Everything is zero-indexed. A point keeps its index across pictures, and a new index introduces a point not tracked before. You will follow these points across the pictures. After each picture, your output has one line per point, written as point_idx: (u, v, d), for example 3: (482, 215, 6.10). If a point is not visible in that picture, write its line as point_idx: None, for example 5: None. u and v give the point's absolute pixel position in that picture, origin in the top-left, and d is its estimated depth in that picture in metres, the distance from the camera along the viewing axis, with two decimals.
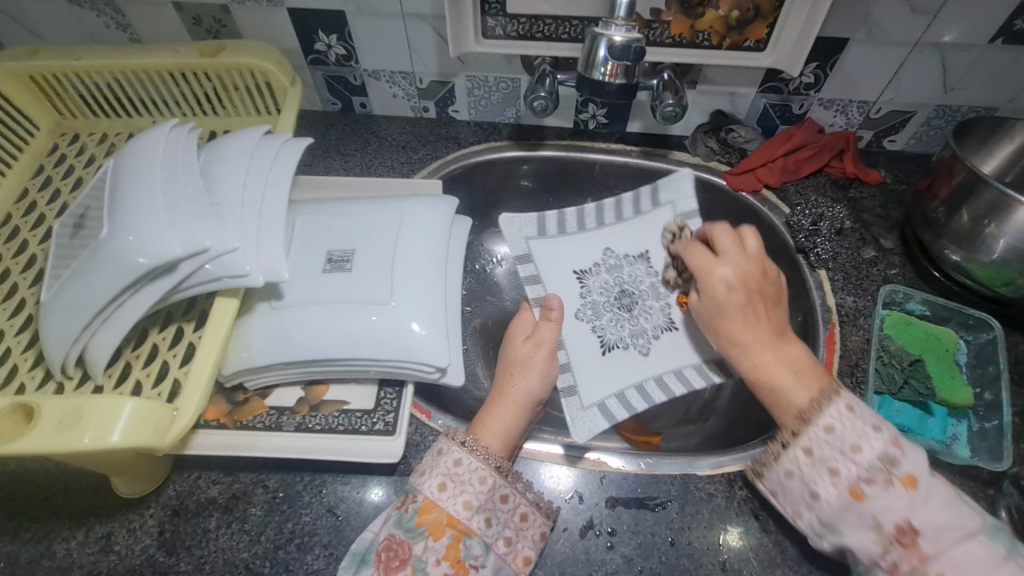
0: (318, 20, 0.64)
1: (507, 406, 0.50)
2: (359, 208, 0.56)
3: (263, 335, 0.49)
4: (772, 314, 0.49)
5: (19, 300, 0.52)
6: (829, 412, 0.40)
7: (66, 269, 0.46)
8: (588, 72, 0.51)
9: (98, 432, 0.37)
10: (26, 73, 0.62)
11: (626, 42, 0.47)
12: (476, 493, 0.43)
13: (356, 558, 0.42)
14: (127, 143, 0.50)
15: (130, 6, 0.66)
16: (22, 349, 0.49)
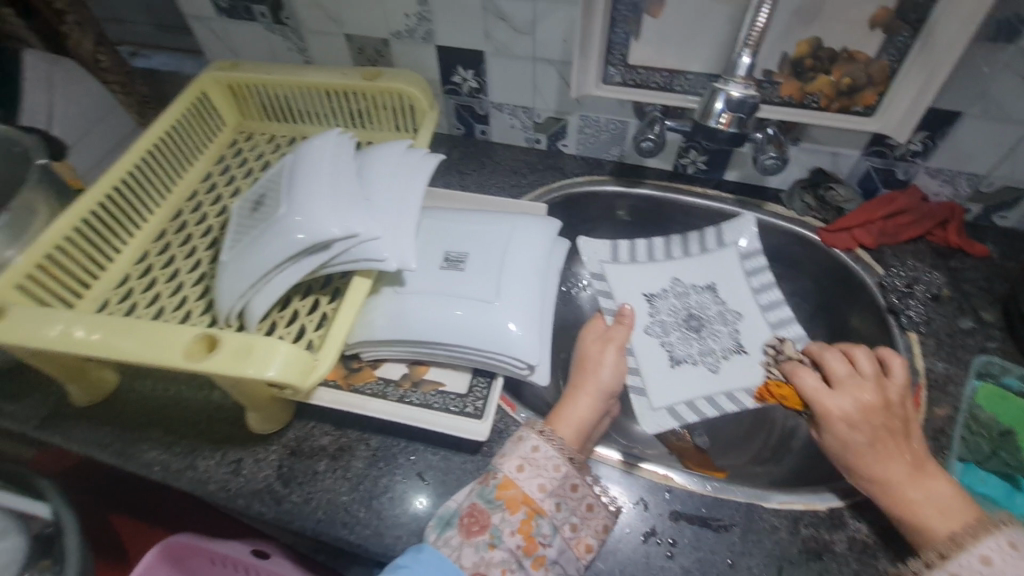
0: (460, 58, 0.75)
1: (585, 401, 0.54)
2: (476, 218, 0.64)
3: (387, 314, 0.57)
4: (905, 448, 0.48)
5: (197, 259, 0.63)
6: (985, 543, 0.40)
7: (243, 237, 0.57)
8: (702, 120, 0.55)
9: (260, 367, 0.45)
10: (227, 81, 0.76)
11: (743, 96, 0.52)
12: (550, 479, 0.47)
13: (441, 521, 0.47)
14: (304, 143, 0.61)
15: (311, 35, 0.80)
16: (196, 298, 0.60)
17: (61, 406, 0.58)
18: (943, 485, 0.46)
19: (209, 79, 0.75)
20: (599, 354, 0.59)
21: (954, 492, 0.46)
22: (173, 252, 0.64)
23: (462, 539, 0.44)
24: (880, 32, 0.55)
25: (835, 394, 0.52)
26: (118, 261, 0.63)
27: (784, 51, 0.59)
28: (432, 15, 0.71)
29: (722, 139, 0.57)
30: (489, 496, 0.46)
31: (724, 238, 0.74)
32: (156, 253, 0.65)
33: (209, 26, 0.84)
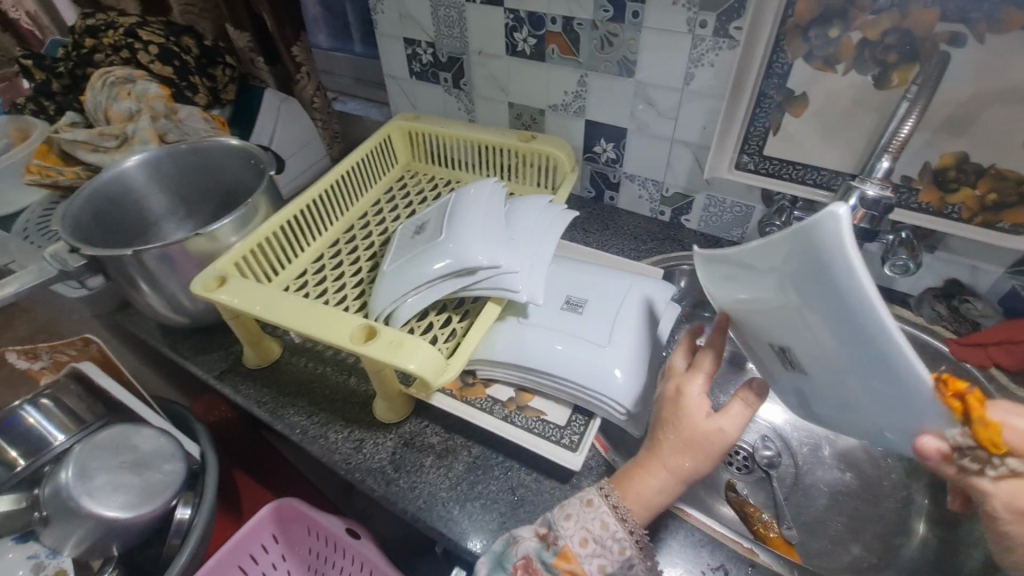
0: (604, 131, 0.85)
1: (664, 471, 0.47)
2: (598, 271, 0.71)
3: (508, 340, 0.64)
4: None
5: (360, 267, 0.76)
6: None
7: (403, 253, 0.68)
8: None
9: (406, 359, 0.53)
10: (408, 128, 0.92)
11: (878, 196, 0.54)
12: (609, 559, 0.46)
13: (494, 563, 0.47)
14: (465, 185, 0.73)
15: (480, 100, 0.95)
16: (354, 297, 0.72)
17: (236, 364, 0.72)
18: None
19: (396, 125, 0.92)
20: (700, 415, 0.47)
21: None
22: (342, 258, 0.78)
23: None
24: None
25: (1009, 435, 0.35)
26: (301, 258, 0.77)
27: (926, 160, 0.61)
28: (588, 94, 0.82)
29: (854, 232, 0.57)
30: (546, 559, 0.46)
31: None
32: (329, 256, 0.79)
33: (401, 85, 1.03)
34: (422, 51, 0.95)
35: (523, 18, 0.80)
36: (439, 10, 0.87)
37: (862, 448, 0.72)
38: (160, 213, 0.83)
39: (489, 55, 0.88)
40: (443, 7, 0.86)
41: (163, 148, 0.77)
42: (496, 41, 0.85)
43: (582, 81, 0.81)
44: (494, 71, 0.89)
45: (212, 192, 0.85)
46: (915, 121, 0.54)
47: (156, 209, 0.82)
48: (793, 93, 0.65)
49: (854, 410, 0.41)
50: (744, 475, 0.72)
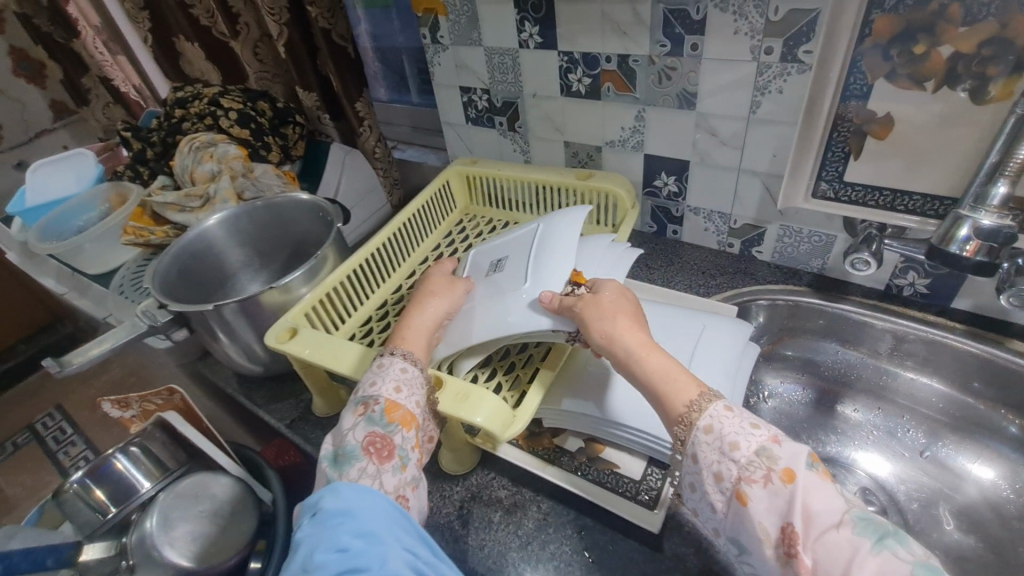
0: (664, 165, 0.82)
1: (428, 314, 0.61)
2: (668, 311, 0.69)
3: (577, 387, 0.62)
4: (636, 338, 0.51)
5: None
6: (701, 440, 0.42)
7: None
8: (940, 246, 0.53)
9: (472, 412, 0.52)
10: (466, 173, 0.94)
11: (997, 225, 0.49)
12: (421, 396, 0.52)
13: (340, 459, 0.46)
14: (526, 227, 0.72)
15: (535, 142, 0.96)
16: None
17: (305, 412, 0.73)
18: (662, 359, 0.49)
19: (454, 171, 0.94)
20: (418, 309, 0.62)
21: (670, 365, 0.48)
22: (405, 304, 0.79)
23: (375, 464, 0.46)
24: None
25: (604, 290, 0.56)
26: (366, 304, 0.78)
27: None
28: (646, 128, 0.80)
29: (966, 268, 0.52)
30: (380, 420, 0.48)
31: (954, 463, 0.68)
32: (393, 302, 0.80)
33: (457, 131, 1.06)
34: (477, 97, 0.97)
35: (577, 59, 0.80)
36: (493, 59, 0.89)
37: (986, 505, 0.65)
38: (235, 267, 0.87)
39: (544, 97, 0.88)
40: (497, 55, 0.88)
41: (240, 205, 0.82)
42: (550, 83, 0.86)
43: (639, 116, 0.80)
44: (549, 112, 0.90)
45: (284, 244, 0.89)
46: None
47: (233, 263, 0.86)
48: (876, 115, 0.61)
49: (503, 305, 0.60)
50: None
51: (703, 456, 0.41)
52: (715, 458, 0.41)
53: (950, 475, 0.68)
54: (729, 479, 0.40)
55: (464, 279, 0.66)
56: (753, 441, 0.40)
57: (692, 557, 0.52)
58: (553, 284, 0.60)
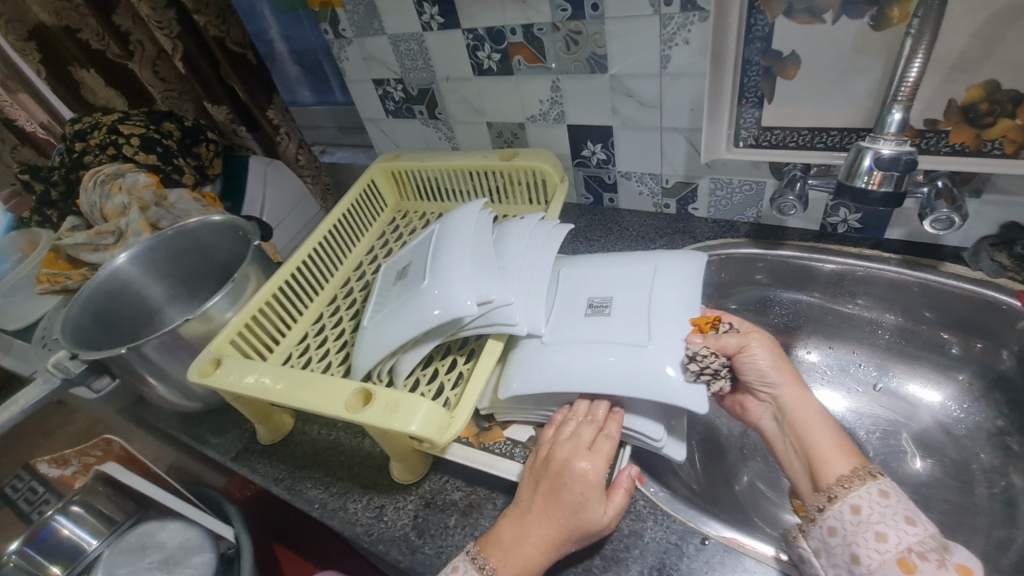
0: (589, 133, 0.80)
1: (550, 519, 0.47)
2: (613, 260, 0.66)
3: (532, 361, 0.57)
4: (808, 414, 0.52)
5: (354, 324, 0.74)
6: (857, 492, 0.44)
7: (387, 306, 0.64)
8: (849, 179, 0.51)
9: (406, 421, 0.50)
10: (390, 169, 0.90)
11: (896, 153, 0.47)
12: None
13: None
14: (447, 216, 0.68)
15: (459, 126, 0.92)
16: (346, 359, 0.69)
17: (250, 442, 0.70)
18: (828, 434, 0.50)
19: (377, 168, 0.89)
20: (580, 491, 0.48)
21: (837, 440, 0.50)
22: (342, 316, 0.76)
23: None
24: None
25: (759, 353, 0.55)
26: (300, 322, 0.74)
27: (951, 97, 0.54)
28: (564, 99, 0.78)
29: (876, 201, 0.50)
30: None
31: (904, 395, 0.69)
32: (328, 315, 0.76)
33: (379, 126, 1.02)
34: (392, 89, 0.93)
35: (483, 35, 0.76)
36: (400, 46, 0.85)
37: (938, 428, 0.66)
38: (160, 300, 0.82)
39: (458, 79, 0.85)
40: (403, 41, 0.84)
41: (151, 237, 0.77)
42: (461, 64, 0.82)
43: (555, 86, 0.77)
44: (465, 94, 0.86)
45: (209, 269, 0.85)
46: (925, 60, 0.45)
47: (156, 297, 0.82)
48: (782, 54, 0.59)
49: (419, 312, 0.58)
50: None
51: (864, 509, 0.43)
52: (881, 520, 0.42)
53: (902, 404, 0.69)
54: (895, 543, 0.41)
55: (614, 419, 0.53)
56: (924, 524, 0.42)
57: (649, 531, 0.51)
58: (460, 278, 0.58)
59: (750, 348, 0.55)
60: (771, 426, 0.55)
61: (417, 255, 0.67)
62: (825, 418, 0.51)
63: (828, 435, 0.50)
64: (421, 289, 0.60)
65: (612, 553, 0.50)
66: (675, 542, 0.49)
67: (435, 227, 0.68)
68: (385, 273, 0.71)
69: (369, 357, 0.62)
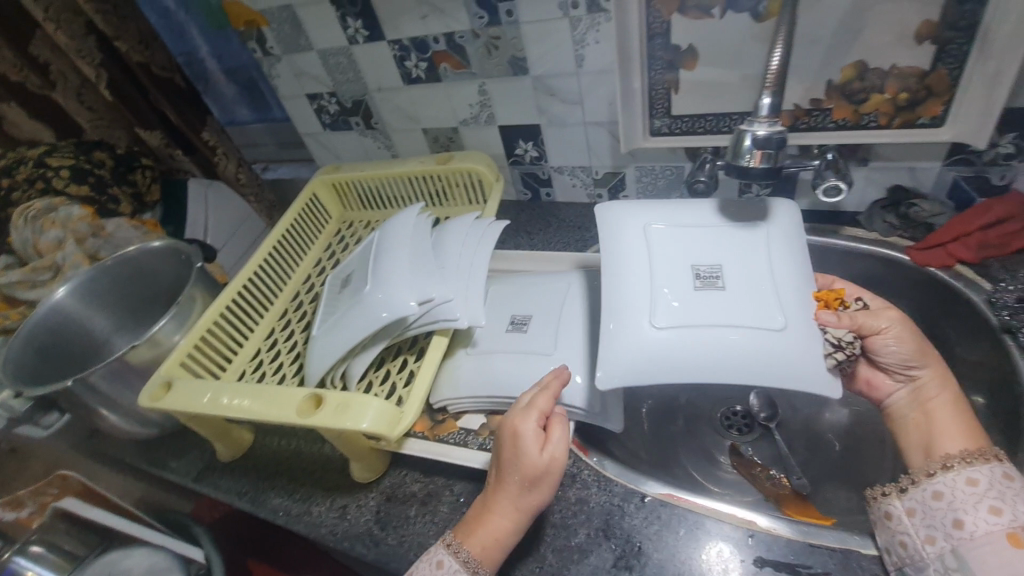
0: (519, 132, 0.84)
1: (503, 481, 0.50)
2: (690, 214, 0.64)
3: (639, 338, 0.54)
4: (938, 399, 0.54)
5: (303, 335, 0.75)
6: (980, 469, 0.46)
7: (333, 315, 0.66)
8: (732, 159, 0.53)
9: (356, 419, 0.52)
10: (330, 181, 0.91)
11: (769, 133, 0.49)
12: None
13: None
14: (387, 223, 0.71)
15: (396, 134, 0.94)
16: (296, 371, 0.71)
17: (211, 461, 0.71)
18: (948, 414, 0.52)
19: (319, 181, 0.90)
20: (516, 447, 0.50)
21: (962, 422, 0.51)
22: (293, 328, 0.77)
23: None
24: (928, 45, 0.54)
25: (886, 327, 0.55)
26: (252, 339, 0.76)
27: (828, 79, 0.60)
28: (492, 102, 0.81)
29: (757, 176, 0.52)
30: None
31: None
32: (280, 329, 0.78)
33: (318, 139, 1.03)
34: (326, 102, 0.95)
35: (408, 46, 0.79)
36: (329, 60, 0.87)
37: None
38: (105, 330, 0.82)
39: (389, 89, 0.87)
40: (331, 55, 0.86)
41: (91, 269, 0.76)
42: (390, 74, 0.85)
43: (483, 90, 0.80)
44: (398, 103, 0.89)
45: (155, 295, 0.85)
46: (784, 47, 0.50)
47: (102, 328, 0.81)
48: (681, 48, 0.64)
49: (364, 317, 0.61)
50: (745, 436, 0.73)
51: (983, 484, 0.45)
52: (997, 496, 0.44)
53: None
54: (1008, 519, 0.42)
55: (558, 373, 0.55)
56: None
57: (594, 497, 0.55)
58: (401, 281, 0.61)
59: (888, 326, 0.55)
60: (898, 404, 0.57)
61: (360, 263, 0.69)
62: (961, 404, 0.53)
63: (960, 415, 0.52)
64: (365, 294, 0.63)
65: (562, 521, 0.53)
66: (617, 503, 0.54)
67: (376, 235, 0.71)
68: (331, 282, 0.72)
69: (320, 364, 0.64)
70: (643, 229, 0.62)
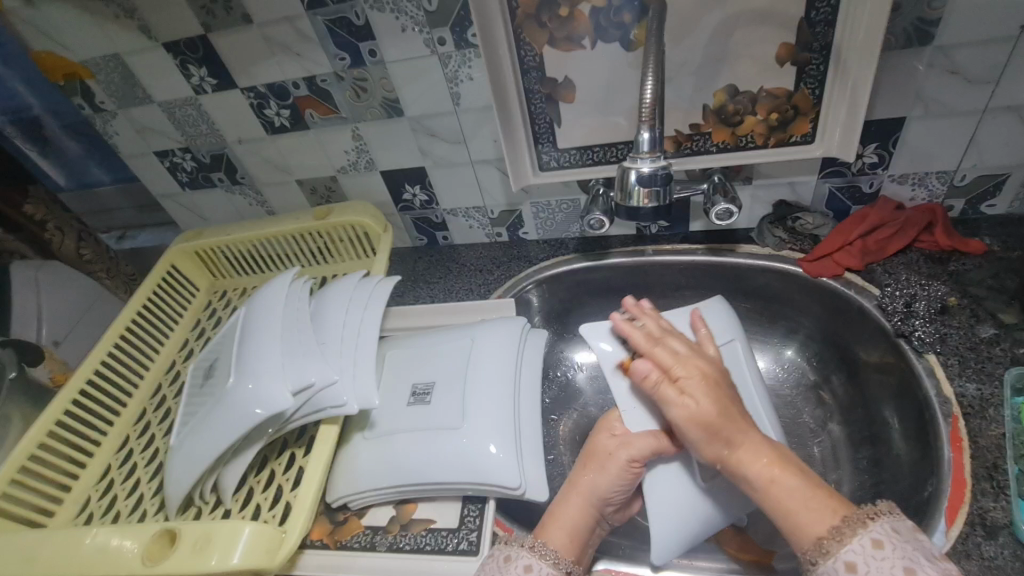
0: (404, 177, 0.78)
1: (591, 482, 0.52)
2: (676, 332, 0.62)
3: (678, 492, 0.54)
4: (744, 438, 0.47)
5: (162, 444, 0.63)
6: (852, 546, 0.37)
7: (193, 418, 0.55)
8: (622, 201, 0.52)
9: (223, 553, 0.42)
10: (193, 249, 0.79)
11: (653, 170, 0.49)
12: None
13: None
14: (255, 295, 0.61)
15: (266, 188, 0.84)
16: (152, 493, 0.58)
17: None
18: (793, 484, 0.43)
19: (177, 251, 0.78)
20: (621, 465, 0.52)
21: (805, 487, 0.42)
22: (153, 434, 0.64)
23: None
24: (790, 66, 0.55)
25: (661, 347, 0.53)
26: (98, 454, 0.62)
27: (703, 103, 0.59)
28: (369, 146, 0.74)
29: (648, 215, 0.52)
30: None
31: None
32: (136, 436, 0.65)
33: (178, 201, 0.91)
34: (180, 159, 0.83)
35: (265, 92, 0.70)
36: (174, 113, 0.76)
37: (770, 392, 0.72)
38: None
39: (251, 141, 0.77)
40: (176, 108, 0.75)
41: None
42: (249, 124, 0.75)
43: (357, 135, 0.73)
44: (264, 154, 0.79)
45: None
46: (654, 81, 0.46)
47: None
48: (557, 81, 0.61)
49: (232, 417, 0.50)
50: None
51: (888, 546, 0.36)
52: (906, 557, 0.36)
53: None
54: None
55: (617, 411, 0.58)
56: (928, 573, 0.35)
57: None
58: (271, 368, 0.51)
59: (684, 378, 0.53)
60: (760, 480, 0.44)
61: (226, 349, 0.59)
62: (811, 480, 0.43)
63: (754, 438, 0.46)
64: (229, 390, 0.52)
65: None
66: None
67: (241, 313, 0.60)
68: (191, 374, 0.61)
69: (182, 481, 0.52)
70: None
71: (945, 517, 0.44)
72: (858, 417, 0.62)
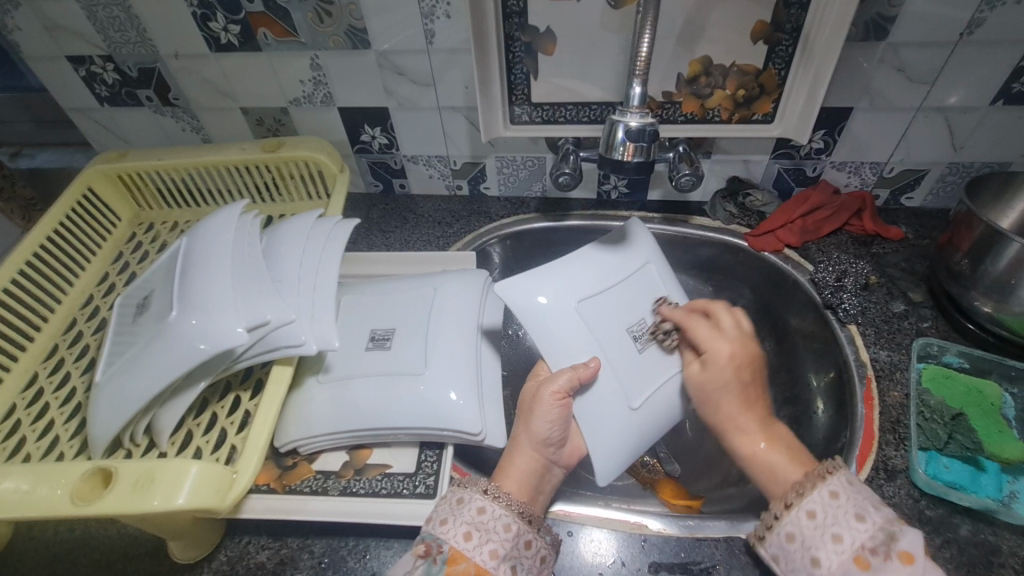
0: (364, 116, 0.73)
1: (529, 430, 0.52)
2: (587, 268, 0.61)
3: (615, 420, 0.55)
4: (756, 397, 0.52)
5: (76, 384, 0.56)
6: (812, 496, 0.43)
7: (123, 355, 0.50)
8: (607, 153, 0.52)
9: (167, 494, 0.39)
10: (115, 172, 0.70)
11: (641, 125, 0.50)
12: None
13: None
14: (199, 225, 0.55)
15: (204, 113, 0.76)
16: (69, 436, 0.53)
17: None
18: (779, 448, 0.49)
19: (95, 173, 0.69)
20: (546, 399, 0.52)
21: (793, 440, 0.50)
22: (67, 371, 0.58)
23: None
24: (763, 44, 0.57)
25: (717, 338, 0.54)
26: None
27: (678, 71, 0.60)
28: (328, 78, 0.69)
29: (631, 171, 0.52)
30: None
31: None
32: (47, 374, 0.58)
33: (93, 118, 0.80)
34: (99, 69, 0.72)
35: (210, 2, 0.63)
36: (96, 13, 0.66)
37: None
38: None
39: (190, 57, 0.69)
40: (100, 6, 0.65)
41: None
42: (189, 36, 0.67)
43: (315, 65, 0.68)
44: (204, 74, 0.71)
45: None
46: (652, 33, 0.47)
47: None
48: (539, 30, 0.60)
49: (172, 354, 0.46)
50: None
51: (820, 514, 0.42)
52: (833, 521, 0.41)
53: None
54: (849, 543, 0.40)
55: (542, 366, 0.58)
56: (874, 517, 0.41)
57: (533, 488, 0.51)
58: (220, 301, 0.47)
59: (716, 312, 0.56)
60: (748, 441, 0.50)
61: (163, 282, 0.53)
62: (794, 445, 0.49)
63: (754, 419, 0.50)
64: (171, 324, 0.48)
65: None
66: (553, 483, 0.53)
67: (183, 244, 0.55)
68: (118, 309, 0.55)
69: (109, 422, 0.48)
70: (565, 300, 0.58)
71: (856, 463, 0.51)
72: (782, 380, 0.69)
